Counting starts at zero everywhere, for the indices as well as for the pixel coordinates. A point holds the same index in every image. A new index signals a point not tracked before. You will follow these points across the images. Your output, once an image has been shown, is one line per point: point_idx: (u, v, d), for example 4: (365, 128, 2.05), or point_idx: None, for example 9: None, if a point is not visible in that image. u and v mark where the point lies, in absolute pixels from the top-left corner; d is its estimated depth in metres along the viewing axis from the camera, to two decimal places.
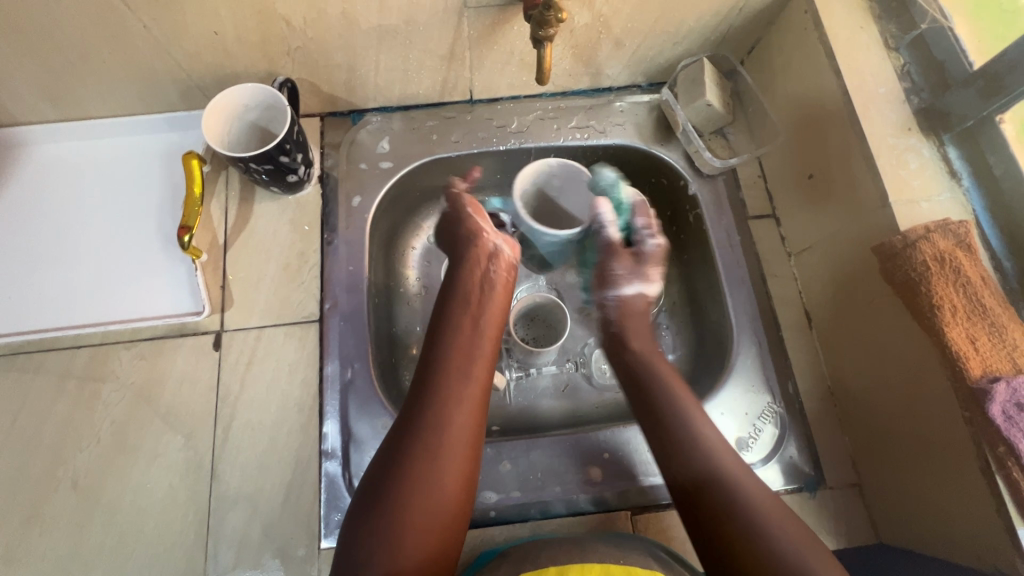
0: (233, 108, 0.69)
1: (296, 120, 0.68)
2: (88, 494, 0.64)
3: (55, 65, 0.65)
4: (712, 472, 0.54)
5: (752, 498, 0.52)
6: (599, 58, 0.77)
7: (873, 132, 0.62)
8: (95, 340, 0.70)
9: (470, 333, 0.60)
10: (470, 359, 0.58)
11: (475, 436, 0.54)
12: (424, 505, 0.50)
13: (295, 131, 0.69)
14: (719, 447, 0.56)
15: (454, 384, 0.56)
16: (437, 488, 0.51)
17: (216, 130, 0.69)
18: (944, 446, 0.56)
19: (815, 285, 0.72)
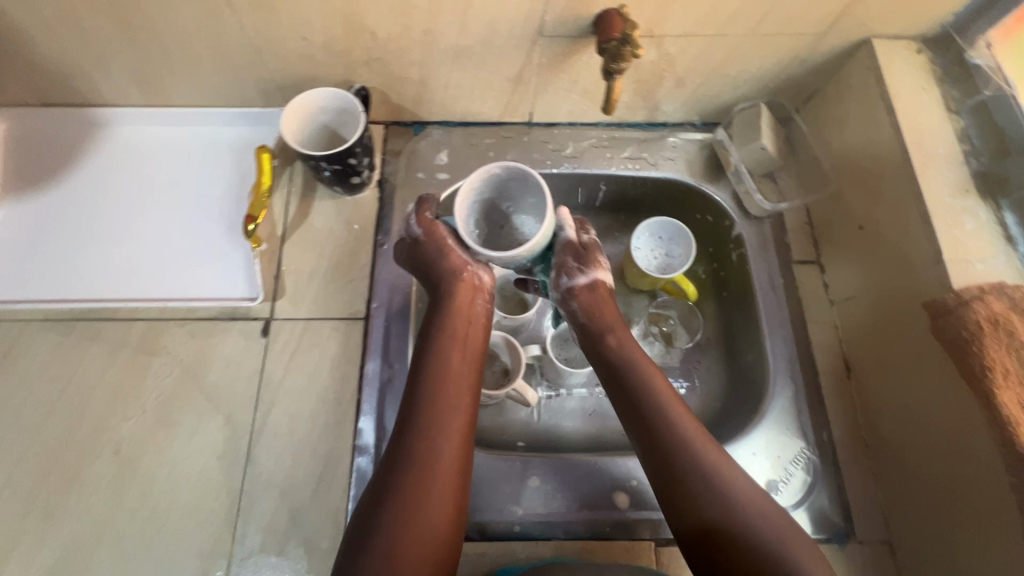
0: (309, 109, 0.73)
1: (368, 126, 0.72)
2: (128, 462, 0.65)
3: (153, 55, 0.70)
4: (706, 497, 0.55)
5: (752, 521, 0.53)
6: (660, 94, 0.80)
7: (930, 189, 0.63)
8: (151, 315, 0.72)
9: (457, 346, 0.62)
10: (454, 378, 0.60)
11: (461, 461, 0.57)
12: (418, 538, 0.52)
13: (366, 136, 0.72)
14: (747, 497, 0.55)
15: (440, 411, 0.58)
16: (425, 520, 0.53)
17: (292, 127, 0.72)
18: (986, 510, 0.55)
19: (856, 336, 0.72)
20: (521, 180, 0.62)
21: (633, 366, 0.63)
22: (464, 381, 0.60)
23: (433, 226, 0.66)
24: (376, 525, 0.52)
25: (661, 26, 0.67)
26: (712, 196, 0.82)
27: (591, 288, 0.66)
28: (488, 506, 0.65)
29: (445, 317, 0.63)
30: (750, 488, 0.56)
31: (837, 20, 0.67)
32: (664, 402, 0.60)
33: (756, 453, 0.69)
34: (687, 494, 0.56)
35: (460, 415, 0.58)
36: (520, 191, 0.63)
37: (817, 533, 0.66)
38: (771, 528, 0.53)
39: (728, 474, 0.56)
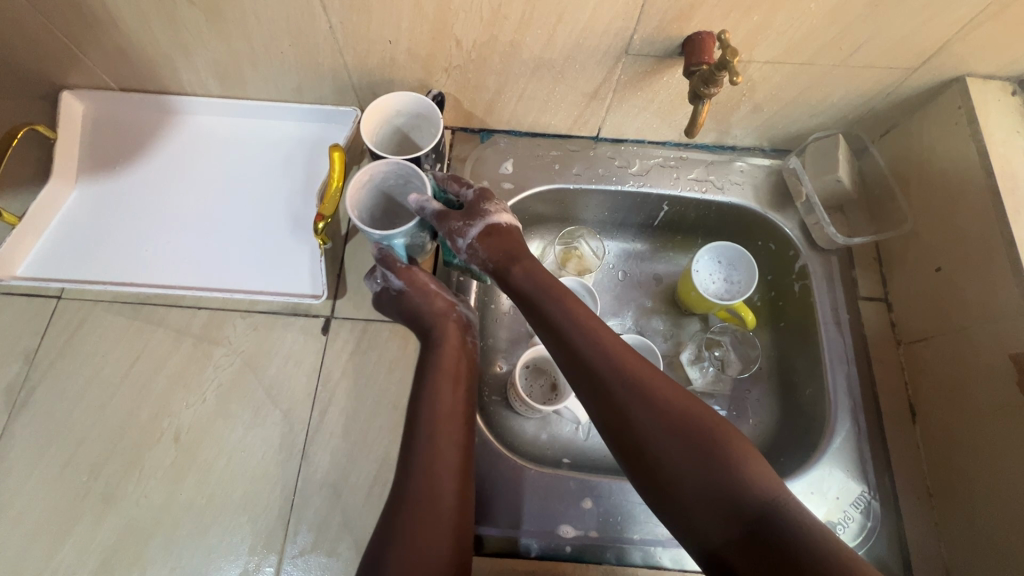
0: (387, 112, 0.72)
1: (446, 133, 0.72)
2: (186, 450, 0.66)
3: (238, 48, 0.70)
4: (668, 445, 0.52)
5: (717, 454, 0.51)
6: (733, 118, 0.79)
7: (1021, 237, 0.61)
8: (215, 305, 0.73)
9: (451, 380, 0.62)
10: (447, 400, 0.60)
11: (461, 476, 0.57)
12: (424, 552, 0.51)
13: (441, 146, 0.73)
14: (715, 441, 0.52)
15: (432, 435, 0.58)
16: (433, 534, 0.52)
17: (369, 129, 0.70)
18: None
19: (926, 380, 0.70)
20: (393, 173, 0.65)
21: (571, 314, 0.61)
22: (456, 400, 0.61)
23: (410, 273, 0.67)
24: (386, 549, 0.52)
25: (749, 50, 0.65)
26: (779, 224, 0.81)
27: (488, 235, 0.65)
28: (540, 524, 0.64)
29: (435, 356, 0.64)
30: (715, 428, 0.53)
31: (932, 56, 0.65)
32: (596, 357, 0.58)
33: (815, 492, 0.67)
34: (652, 448, 0.53)
35: (454, 432, 0.59)
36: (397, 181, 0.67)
37: None
38: (735, 473, 0.50)
39: (690, 420, 0.53)
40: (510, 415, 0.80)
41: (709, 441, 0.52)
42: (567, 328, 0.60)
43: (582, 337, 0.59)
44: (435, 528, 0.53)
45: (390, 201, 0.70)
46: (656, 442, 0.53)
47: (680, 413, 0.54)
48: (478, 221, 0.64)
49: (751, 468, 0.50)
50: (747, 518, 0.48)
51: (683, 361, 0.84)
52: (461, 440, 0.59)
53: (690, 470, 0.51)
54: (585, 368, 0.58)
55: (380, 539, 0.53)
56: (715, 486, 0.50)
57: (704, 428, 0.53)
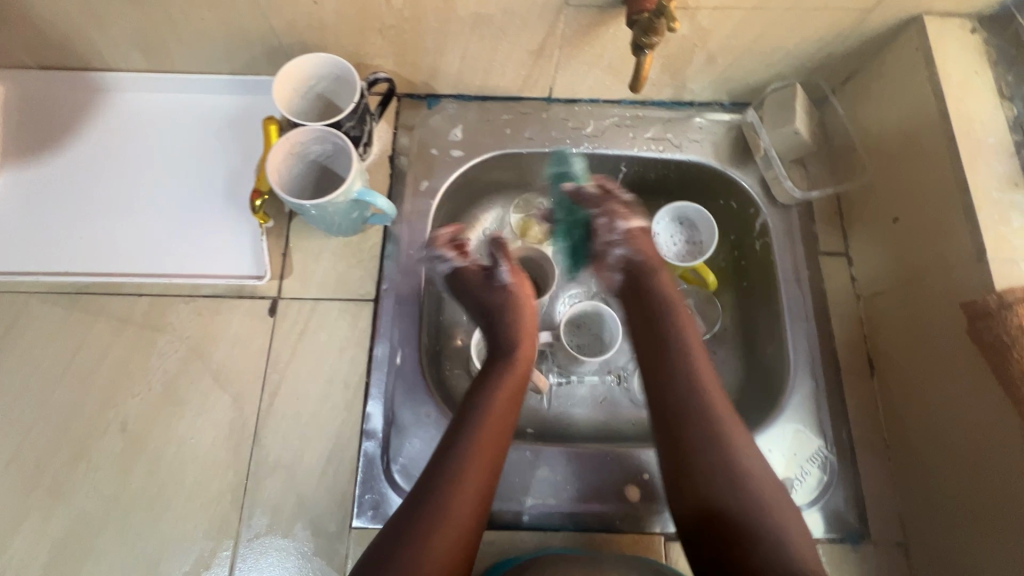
0: (302, 78, 0.68)
1: (365, 93, 0.68)
2: (135, 440, 0.65)
3: (156, 17, 0.66)
4: (716, 473, 0.55)
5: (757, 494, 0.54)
6: (688, 71, 0.75)
7: (976, 183, 0.59)
8: (157, 291, 0.71)
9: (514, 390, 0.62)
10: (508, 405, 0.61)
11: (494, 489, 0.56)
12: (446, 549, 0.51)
13: (363, 103, 0.67)
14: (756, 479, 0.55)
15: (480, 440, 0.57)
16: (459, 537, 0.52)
17: (284, 98, 0.67)
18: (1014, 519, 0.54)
19: (884, 333, 0.69)
20: (314, 142, 0.65)
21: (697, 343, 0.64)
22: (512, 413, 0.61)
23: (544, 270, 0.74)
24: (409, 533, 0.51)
25: None
26: (739, 181, 0.79)
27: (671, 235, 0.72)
28: (497, 496, 0.64)
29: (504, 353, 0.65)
30: (763, 474, 0.55)
31: None
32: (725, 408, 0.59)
33: (772, 449, 0.67)
34: (702, 471, 0.56)
35: (503, 443, 0.58)
36: (319, 152, 0.67)
37: (831, 533, 0.64)
38: (768, 514, 0.53)
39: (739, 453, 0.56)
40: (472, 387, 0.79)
41: (753, 482, 0.55)
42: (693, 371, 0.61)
43: (690, 376, 0.61)
44: (461, 527, 0.52)
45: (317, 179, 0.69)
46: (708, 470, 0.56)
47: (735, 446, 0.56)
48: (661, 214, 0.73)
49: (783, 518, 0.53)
50: (769, 558, 0.51)
51: None
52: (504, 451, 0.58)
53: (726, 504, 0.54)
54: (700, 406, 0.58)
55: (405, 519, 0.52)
56: (745, 523, 0.53)
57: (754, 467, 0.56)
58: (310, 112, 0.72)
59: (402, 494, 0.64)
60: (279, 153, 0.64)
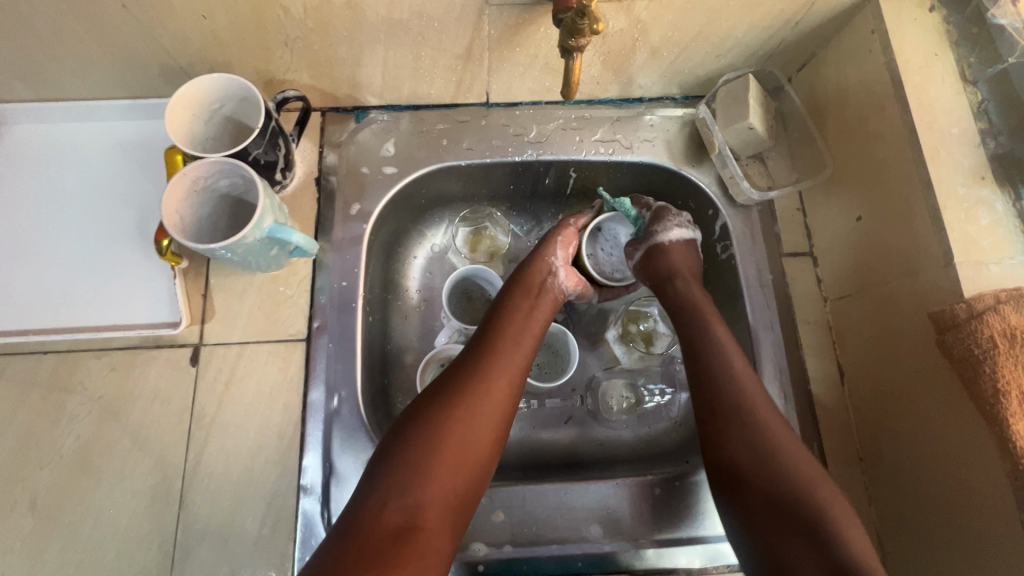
0: (200, 101, 0.61)
1: (272, 113, 0.61)
2: (47, 516, 0.59)
3: (27, 42, 0.58)
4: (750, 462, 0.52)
5: (794, 459, 0.52)
6: (632, 66, 0.69)
7: (940, 178, 0.54)
8: (62, 347, 0.64)
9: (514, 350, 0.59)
10: (521, 324, 0.61)
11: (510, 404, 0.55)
12: (455, 454, 0.50)
13: (271, 125, 0.61)
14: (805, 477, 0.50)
15: (491, 357, 0.57)
16: (473, 443, 0.51)
17: (181, 125, 0.60)
18: (997, 548, 0.49)
19: (852, 338, 0.65)
20: (220, 175, 0.59)
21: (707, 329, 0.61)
22: (527, 337, 0.61)
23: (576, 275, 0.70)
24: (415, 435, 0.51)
25: None
26: (695, 182, 0.74)
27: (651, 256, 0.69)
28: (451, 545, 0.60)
29: (523, 283, 0.66)
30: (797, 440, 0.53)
31: None
32: (747, 378, 0.56)
33: None
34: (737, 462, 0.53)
35: (517, 362, 0.58)
36: (230, 184, 0.60)
37: None
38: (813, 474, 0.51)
39: (777, 441, 0.53)
40: None
41: (791, 446, 0.52)
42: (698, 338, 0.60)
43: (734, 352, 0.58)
44: (475, 434, 0.52)
45: (228, 213, 0.62)
46: (728, 428, 0.54)
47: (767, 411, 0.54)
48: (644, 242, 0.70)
49: (819, 482, 0.50)
50: (791, 520, 0.49)
51: (609, 338, 0.80)
52: (520, 371, 0.58)
53: (751, 461, 0.52)
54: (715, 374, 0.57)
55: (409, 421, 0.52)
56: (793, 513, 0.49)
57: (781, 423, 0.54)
58: (223, 139, 0.65)
59: None
60: (179, 189, 0.57)
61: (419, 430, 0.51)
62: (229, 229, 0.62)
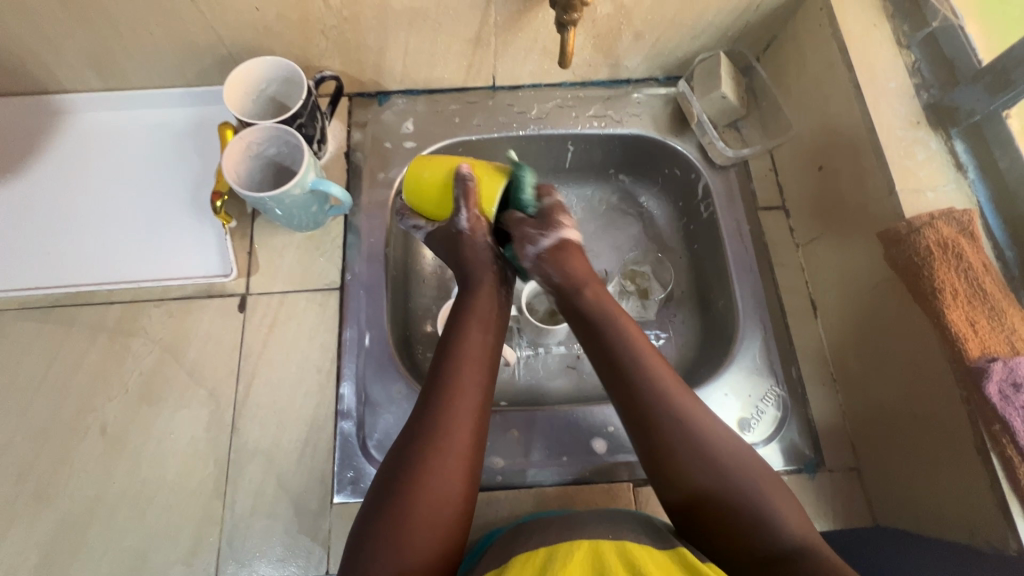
0: (251, 83, 0.71)
1: (312, 91, 0.71)
2: (115, 441, 0.67)
3: (108, 35, 0.69)
4: (692, 462, 0.53)
5: (724, 469, 0.53)
6: (619, 49, 0.80)
7: (881, 125, 0.64)
8: (127, 297, 0.73)
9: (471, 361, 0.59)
10: (472, 356, 0.60)
11: (475, 447, 0.55)
12: (428, 515, 0.51)
13: (311, 101, 0.71)
14: (732, 469, 0.53)
15: (448, 399, 0.56)
16: (445, 496, 0.52)
17: (235, 103, 0.71)
18: (957, 459, 0.55)
19: (821, 275, 0.74)
20: (267, 139, 0.68)
21: (611, 320, 0.62)
22: (481, 369, 0.59)
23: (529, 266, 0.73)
24: (387, 501, 0.51)
25: None
26: (679, 149, 0.84)
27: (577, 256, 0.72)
28: None
29: (467, 307, 0.64)
30: (723, 447, 0.54)
31: None
32: (670, 396, 0.56)
33: (729, 393, 0.71)
34: (676, 467, 0.54)
35: (474, 400, 0.57)
36: (275, 148, 0.70)
37: (788, 464, 0.68)
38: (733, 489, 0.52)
39: (709, 441, 0.54)
40: None
41: (716, 458, 0.53)
42: (614, 348, 0.59)
43: (656, 365, 0.58)
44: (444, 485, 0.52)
45: (273, 171, 0.72)
46: (657, 442, 0.54)
47: (694, 423, 0.55)
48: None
49: (745, 476, 0.53)
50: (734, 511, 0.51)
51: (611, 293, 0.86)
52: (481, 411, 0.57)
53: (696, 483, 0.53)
54: (636, 389, 0.57)
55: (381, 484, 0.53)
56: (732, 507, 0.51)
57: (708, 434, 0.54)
58: (266, 116, 0.75)
59: None
60: (234, 151, 0.67)
61: (389, 499, 0.51)
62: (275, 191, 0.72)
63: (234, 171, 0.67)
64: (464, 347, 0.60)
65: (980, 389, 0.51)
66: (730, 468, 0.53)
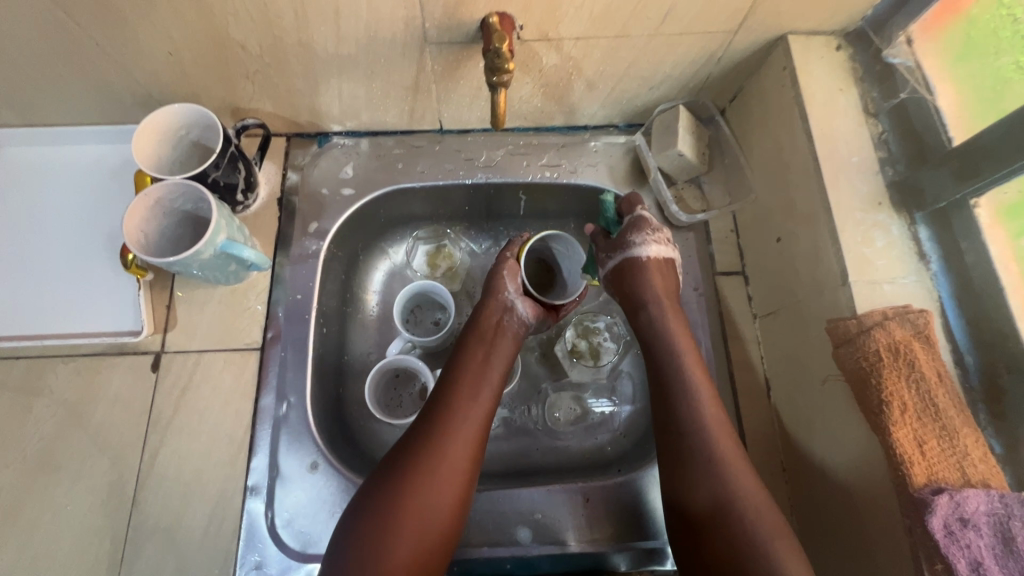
0: (169, 129, 0.67)
1: (232, 138, 0.66)
2: (8, 512, 0.63)
3: (14, 76, 0.64)
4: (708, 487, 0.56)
5: (739, 494, 0.55)
6: (572, 98, 0.75)
7: (839, 204, 0.58)
8: (33, 353, 0.68)
9: (471, 386, 0.64)
10: (474, 381, 0.65)
11: (467, 471, 0.59)
12: (417, 522, 0.55)
13: (231, 150, 0.67)
14: (747, 499, 0.55)
15: (450, 418, 0.61)
16: (433, 510, 0.56)
17: (149, 150, 0.66)
18: None
19: (776, 353, 0.68)
20: (178, 194, 0.63)
21: (672, 348, 0.65)
22: (479, 396, 0.64)
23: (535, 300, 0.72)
24: (375, 508, 0.55)
25: (555, 28, 0.61)
26: None
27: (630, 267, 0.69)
28: None
29: (478, 330, 0.69)
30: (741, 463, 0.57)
31: (747, 17, 0.61)
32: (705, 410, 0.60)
33: None
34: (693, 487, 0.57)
35: (473, 424, 0.61)
36: (189, 203, 0.65)
37: None
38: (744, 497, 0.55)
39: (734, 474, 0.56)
40: (379, 428, 0.77)
41: (734, 471, 0.56)
42: (672, 370, 0.63)
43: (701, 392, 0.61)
44: (433, 500, 0.56)
45: (187, 227, 0.67)
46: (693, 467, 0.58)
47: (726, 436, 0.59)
48: (620, 252, 0.70)
49: (752, 508, 0.54)
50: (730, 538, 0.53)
51: (558, 354, 0.83)
52: (478, 438, 0.61)
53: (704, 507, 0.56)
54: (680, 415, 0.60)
55: (371, 491, 0.57)
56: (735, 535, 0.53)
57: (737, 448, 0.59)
58: (189, 162, 0.71)
59: (288, 551, 0.62)
60: (139, 209, 0.62)
61: (378, 509, 0.55)
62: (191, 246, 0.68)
63: (138, 228, 0.62)
64: (466, 370, 0.66)
65: (924, 521, 0.46)
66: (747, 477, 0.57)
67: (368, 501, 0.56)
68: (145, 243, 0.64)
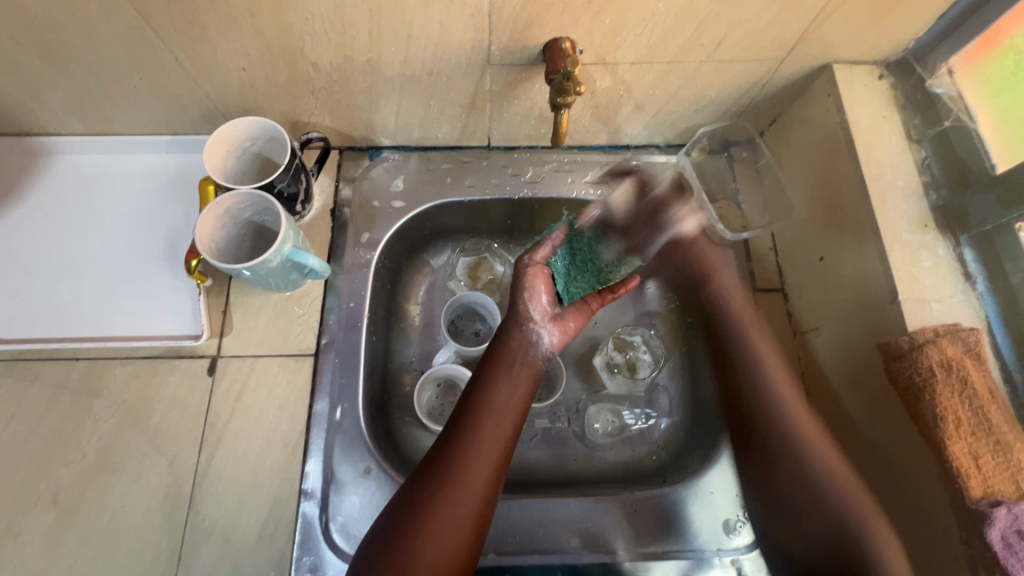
0: (236, 140, 0.69)
1: (296, 151, 0.69)
2: (68, 511, 0.64)
3: (89, 87, 0.67)
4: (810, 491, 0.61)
5: (834, 478, 0.60)
6: (619, 118, 0.77)
7: (887, 225, 0.61)
8: (93, 355, 0.70)
9: (497, 406, 0.60)
10: (497, 411, 0.60)
11: (487, 496, 0.55)
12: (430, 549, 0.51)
13: (295, 162, 0.69)
14: (845, 496, 0.59)
15: (469, 438, 0.57)
16: (445, 540, 0.52)
17: (218, 160, 0.69)
18: None
19: (817, 369, 0.70)
20: (247, 204, 0.66)
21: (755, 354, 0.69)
22: (505, 421, 0.59)
23: (561, 322, 0.68)
24: (380, 552, 0.51)
25: (613, 53, 0.64)
26: (676, 222, 0.80)
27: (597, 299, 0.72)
28: None
29: (497, 355, 0.64)
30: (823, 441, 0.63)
31: (796, 46, 0.64)
32: (792, 404, 0.65)
33: (715, 491, 0.68)
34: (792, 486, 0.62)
35: (496, 446, 0.58)
36: (256, 212, 0.68)
37: None
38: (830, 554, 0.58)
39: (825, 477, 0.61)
40: (420, 435, 0.77)
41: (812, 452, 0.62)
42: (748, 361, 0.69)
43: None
44: (439, 543, 0.51)
45: (250, 235, 0.70)
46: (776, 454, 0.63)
47: (816, 497, 0.60)
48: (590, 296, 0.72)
49: (851, 489, 0.60)
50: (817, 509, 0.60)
51: (597, 365, 0.82)
52: (499, 463, 0.57)
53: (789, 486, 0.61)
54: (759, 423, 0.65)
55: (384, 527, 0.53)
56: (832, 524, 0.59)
57: (829, 505, 0.59)
58: (251, 173, 0.73)
59: (341, 555, 0.63)
60: (211, 218, 0.64)
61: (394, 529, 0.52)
62: (252, 254, 0.70)
63: (209, 236, 0.65)
64: (489, 400, 0.60)
65: (981, 533, 0.49)
66: (836, 512, 0.59)
67: (387, 523, 0.53)
68: (214, 250, 0.66)
